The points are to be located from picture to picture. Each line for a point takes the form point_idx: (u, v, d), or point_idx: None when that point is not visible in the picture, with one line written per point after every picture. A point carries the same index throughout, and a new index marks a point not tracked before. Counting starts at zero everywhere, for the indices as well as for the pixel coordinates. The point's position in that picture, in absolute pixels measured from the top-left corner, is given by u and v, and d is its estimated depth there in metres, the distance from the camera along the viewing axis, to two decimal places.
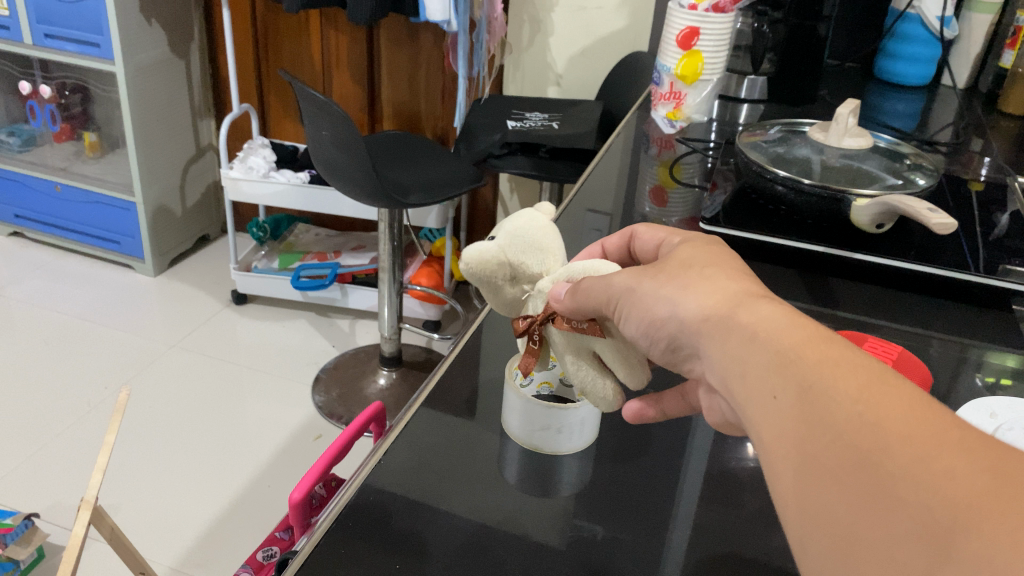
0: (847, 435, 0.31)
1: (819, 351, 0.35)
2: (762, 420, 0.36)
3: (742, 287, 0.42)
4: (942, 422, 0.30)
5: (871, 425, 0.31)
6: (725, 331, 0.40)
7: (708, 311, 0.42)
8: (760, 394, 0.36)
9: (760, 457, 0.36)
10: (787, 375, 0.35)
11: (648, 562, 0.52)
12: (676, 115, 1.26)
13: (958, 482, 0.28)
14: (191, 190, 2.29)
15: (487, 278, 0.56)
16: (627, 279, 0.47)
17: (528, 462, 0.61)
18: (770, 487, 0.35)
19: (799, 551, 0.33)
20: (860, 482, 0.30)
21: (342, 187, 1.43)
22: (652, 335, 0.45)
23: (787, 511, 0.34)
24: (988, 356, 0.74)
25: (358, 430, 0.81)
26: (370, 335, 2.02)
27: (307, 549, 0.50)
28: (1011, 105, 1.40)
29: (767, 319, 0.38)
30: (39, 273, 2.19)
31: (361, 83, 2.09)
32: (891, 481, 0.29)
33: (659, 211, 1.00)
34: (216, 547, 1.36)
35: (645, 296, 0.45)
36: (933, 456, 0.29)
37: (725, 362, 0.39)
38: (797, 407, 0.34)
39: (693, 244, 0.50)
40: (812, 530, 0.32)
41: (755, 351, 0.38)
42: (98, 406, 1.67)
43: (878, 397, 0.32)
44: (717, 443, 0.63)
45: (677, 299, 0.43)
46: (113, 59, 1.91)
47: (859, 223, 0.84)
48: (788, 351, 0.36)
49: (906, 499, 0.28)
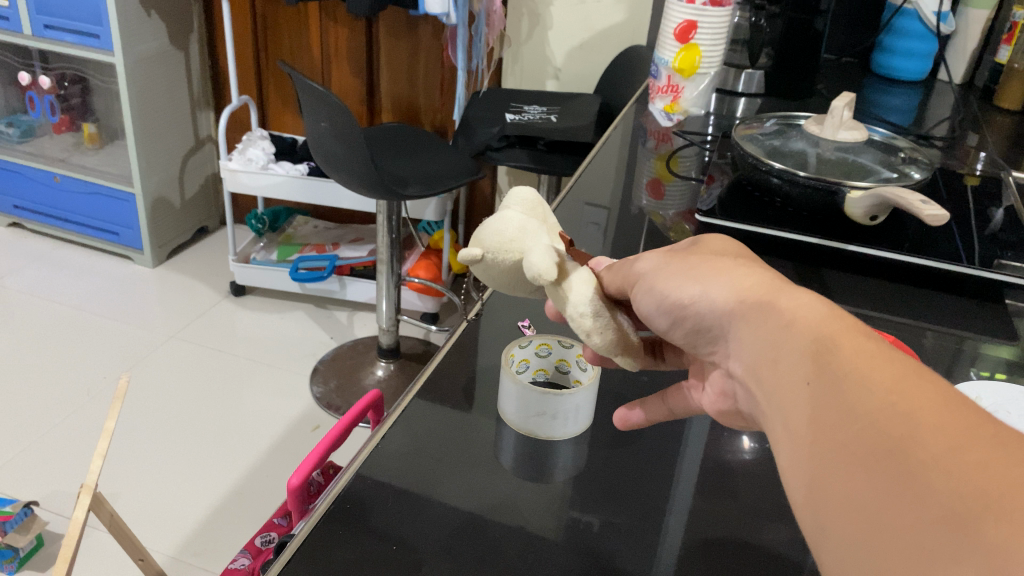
0: (879, 424, 0.32)
1: (857, 343, 0.36)
2: (793, 407, 0.37)
3: (776, 276, 0.43)
4: (975, 418, 0.30)
5: (904, 416, 0.31)
6: (764, 315, 0.41)
7: (743, 296, 0.42)
8: (793, 383, 0.37)
9: (786, 442, 0.37)
10: (822, 365, 0.36)
11: (643, 544, 0.53)
12: (673, 108, 1.27)
13: (986, 474, 0.28)
14: (190, 181, 2.30)
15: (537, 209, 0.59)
16: (654, 262, 0.49)
17: (524, 447, 0.62)
18: (792, 470, 0.36)
19: (819, 535, 0.33)
20: (886, 469, 0.31)
21: (343, 179, 1.44)
22: (676, 316, 0.46)
23: (808, 495, 0.34)
24: (983, 348, 0.74)
25: (355, 417, 0.82)
26: (368, 327, 2.03)
27: (306, 530, 0.51)
28: (1006, 100, 1.41)
29: (806, 308, 0.39)
30: (39, 263, 2.20)
31: (360, 75, 2.10)
32: (919, 468, 0.30)
33: (655, 204, 1.02)
34: (214, 535, 1.37)
35: (672, 279, 0.46)
36: (963, 448, 0.29)
37: (758, 348, 0.40)
38: (829, 395, 0.35)
39: (718, 237, 0.51)
40: (834, 514, 0.33)
41: (790, 340, 0.38)
42: (97, 395, 1.68)
43: (914, 391, 0.32)
44: (712, 432, 0.64)
45: (709, 282, 0.44)
46: (113, 51, 1.92)
47: (852, 215, 0.84)
48: (825, 341, 0.37)
49: (932, 485, 0.29)
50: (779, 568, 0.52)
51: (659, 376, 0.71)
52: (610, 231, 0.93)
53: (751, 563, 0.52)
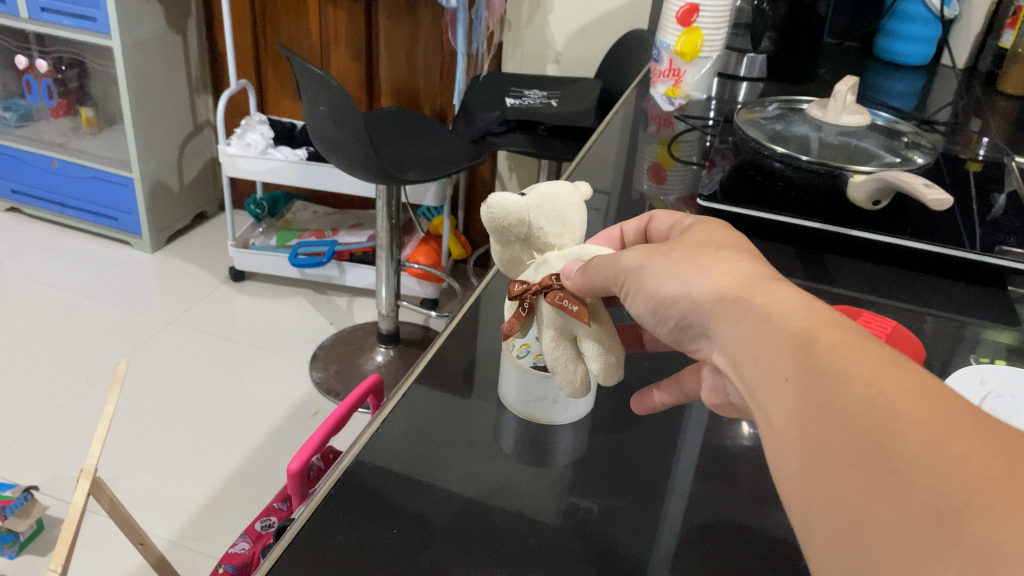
0: (859, 419, 0.31)
1: (834, 336, 0.35)
2: (772, 403, 0.36)
3: (755, 269, 0.43)
4: (956, 409, 0.30)
5: (885, 409, 0.31)
6: (741, 310, 0.40)
7: (721, 291, 0.42)
8: (773, 376, 0.37)
9: (767, 438, 0.37)
10: (802, 359, 0.35)
11: (642, 530, 0.52)
12: (675, 92, 1.25)
13: (971, 469, 0.28)
14: (189, 166, 2.29)
15: (506, 234, 0.56)
16: (637, 257, 0.48)
17: (524, 432, 0.61)
18: (773, 467, 0.36)
19: (804, 532, 0.33)
20: (870, 464, 0.30)
21: (341, 164, 1.43)
22: (661, 313, 0.45)
23: (791, 488, 0.34)
24: (984, 333, 0.74)
25: (355, 403, 0.81)
26: (368, 313, 2.03)
27: (306, 513, 0.50)
28: (1009, 84, 1.40)
29: (782, 302, 0.39)
30: (37, 248, 2.19)
31: (360, 59, 2.09)
32: (903, 463, 0.29)
33: (656, 189, 1.01)
34: (214, 520, 1.37)
35: (657, 275, 0.45)
36: (947, 441, 0.29)
37: (737, 342, 0.40)
38: (809, 390, 0.34)
39: (703, 226, 0.51)
40: (818, 509, 0.32)
41: (768, 333, 0.38)
42: (96, 380, 1.68)
43: (892, 382, 0.32)
44: (712, 419, 0.63)
45: (690, 276, 0.44)
46: (109, 34, 1.90)
47: (854, 199, 0.84)
48: (803, 334, 0.36)
49: (916, 480, 0.29)
50: (779, 554, 0.51)
51: (659, 361, 0.70)
52: (611, 217, 0.93)
53: (751, 549, 0.52)
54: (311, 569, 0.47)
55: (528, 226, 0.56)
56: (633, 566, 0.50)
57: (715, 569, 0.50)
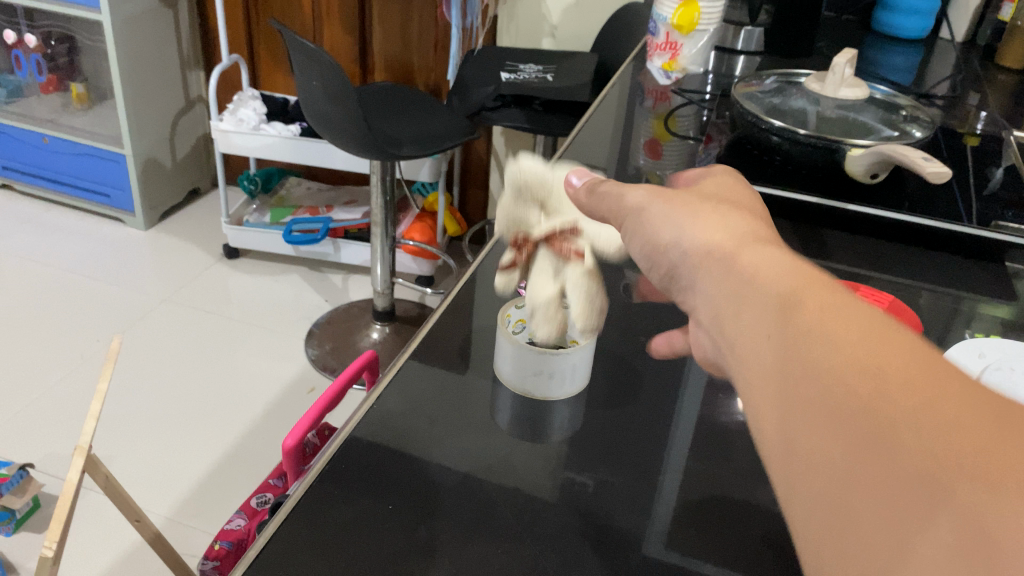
0: (839, 376, 0.29)
1: (819, 296, 0.34)
2: (757, 363, 0.35)
3: (752, 230, 0.42)
4: (941, 366, 0.28)
5: (865, 365, 0.29)
6: (730, 271, 0.39)
7: (712, 245, 0.42)
8: (759, 337, 0.35)
9: (748, 400, 0.35)
10: (786, 320, 0.34)
11: (639, 507, 0.52)
12: (672, 66, 1.24)
13: (957, 422, 0.25)
14: (182, 143, 2.27)
15: (523, 192, 0.60)
16: (640, 197, 0.48)
17: (520, 407, 0.61)
18: (755, 432, 0.34)
19: (785, 499, 0.31)
20: (851, 421, 0.28)
21: (333, 139, 1.41)
22: (655, 257, 0.45)
23: (773, 450, 0.32)
24: (979, 307, 0.74)
25: (350, 379, 0.81)
26: (363, 290, 2.02)
27: (301, 490, 0.50)
28: (1008, 58, 1.39)
29: (768, 265, 0.38)
30: (29, 226, 2.18)
31: (353, 33, 2.07)
32: (884, 419, 0.27)
33: (652, 164, 1.01)
34: (211, 497, 1.37)
35: (654, 219, 0.46)
36: (930, 394, 0.27)
37: (724, 303, 0.39)
38: (792, 348, 0.33)
39: (716, 178, 0.51)
40: (799, 474, 0.30)
41: (755, 295, 0.37)
42: (90, 358, 1.67)
43: (877, 337, 0.30)
44: (707, 395, 0.63)
45: (684, 228, 0.44)
46: (99, 8, 1.88)
47: (852, 173, 0.83)
48: (787, 296, 0.35)
49: (896, 436, 0.26)
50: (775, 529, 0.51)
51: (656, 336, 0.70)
52: None
53: (748, 525, 0.51)
54: (306, 546, 0.46)
55: (545, 194, 0.60)
56: (630, 543, 0.49)
57: (711, 545, 0.50)
